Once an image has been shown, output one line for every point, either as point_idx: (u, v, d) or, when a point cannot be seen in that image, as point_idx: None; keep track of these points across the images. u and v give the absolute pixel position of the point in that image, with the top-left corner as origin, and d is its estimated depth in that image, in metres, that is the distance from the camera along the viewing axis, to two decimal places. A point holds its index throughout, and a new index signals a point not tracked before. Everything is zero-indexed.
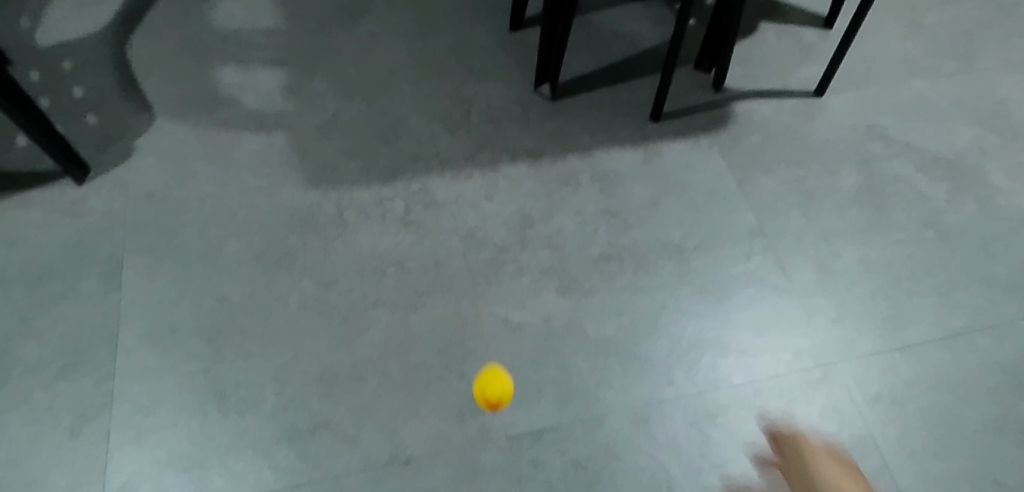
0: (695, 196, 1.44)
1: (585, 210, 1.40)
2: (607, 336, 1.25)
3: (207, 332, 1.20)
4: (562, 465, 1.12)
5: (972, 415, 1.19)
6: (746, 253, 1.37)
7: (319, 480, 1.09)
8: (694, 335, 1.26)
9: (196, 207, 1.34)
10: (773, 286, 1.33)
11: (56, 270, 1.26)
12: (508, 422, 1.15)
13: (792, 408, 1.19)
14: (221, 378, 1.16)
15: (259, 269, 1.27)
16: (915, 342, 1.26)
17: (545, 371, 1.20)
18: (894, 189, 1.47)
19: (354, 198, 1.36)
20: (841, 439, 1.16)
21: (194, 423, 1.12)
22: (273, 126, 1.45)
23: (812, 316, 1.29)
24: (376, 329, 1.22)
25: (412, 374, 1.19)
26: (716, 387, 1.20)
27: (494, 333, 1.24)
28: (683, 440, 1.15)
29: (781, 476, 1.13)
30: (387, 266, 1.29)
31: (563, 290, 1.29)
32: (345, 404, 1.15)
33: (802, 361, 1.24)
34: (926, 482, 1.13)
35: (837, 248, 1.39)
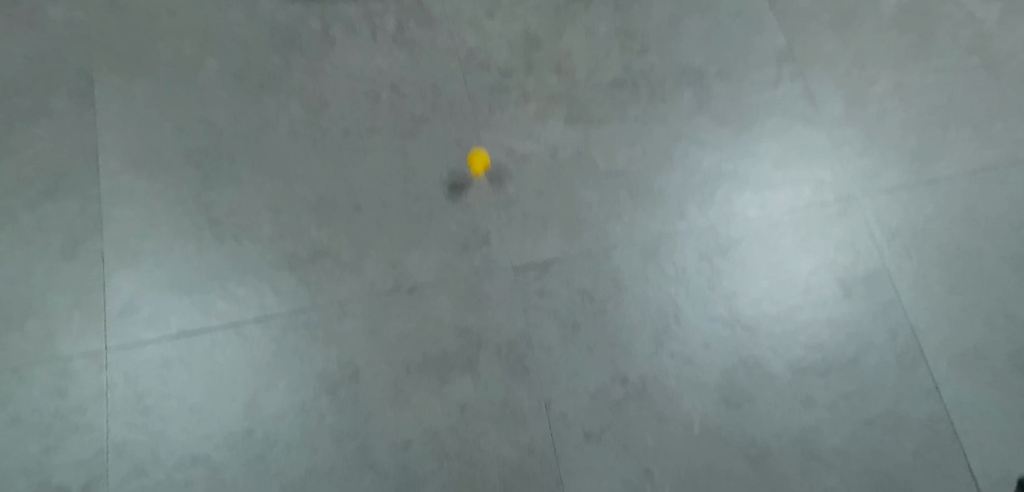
0: (719, 15, 1.31)
1: (597, 30, 1.28)
2: (617, 167, 1.19)
3: (193, 156, 1.16)
4: (568, 295, 1.10)
5: (993, 252, 1.14)
6: (772, 80, 1.27)
7: (322, 306, 1.08)
8: (712, 166, 1.20)
9: (169, 21, 1.24)
10: (801, 118, 1.24)
11: (24, 87, 1.18)
12: (512, 253, 1.12)
13: (807, 242, 1.15)
14: (214, 204, 1.13)
15: (243, 91, 1.20)
16: (943, 177, 1.20)
17: (551, 202, 1.16)
18: (941, 11, 1.33)
19: (340, 13, 1.27)
20: (855, 273, 1.13)
21: (191, 248, 1.10)
22: None
23: (837, 150, 1.22)
24: (372, 156, 1.17)
25: (412, 204, 1.14)
26: (730, 221, 1.16)
27: (497, 163, 1.18)
28: (692, 272, 1.12)
29: (790, 308, 1.10)
30: (380, 90, 1.21)
31: (571, 118, 1.21)
32: (344, 232, 1.12)
33: (822, 195, 1.18)
34: (940, 316, 1.09)
35: (871, 74, 1.28)
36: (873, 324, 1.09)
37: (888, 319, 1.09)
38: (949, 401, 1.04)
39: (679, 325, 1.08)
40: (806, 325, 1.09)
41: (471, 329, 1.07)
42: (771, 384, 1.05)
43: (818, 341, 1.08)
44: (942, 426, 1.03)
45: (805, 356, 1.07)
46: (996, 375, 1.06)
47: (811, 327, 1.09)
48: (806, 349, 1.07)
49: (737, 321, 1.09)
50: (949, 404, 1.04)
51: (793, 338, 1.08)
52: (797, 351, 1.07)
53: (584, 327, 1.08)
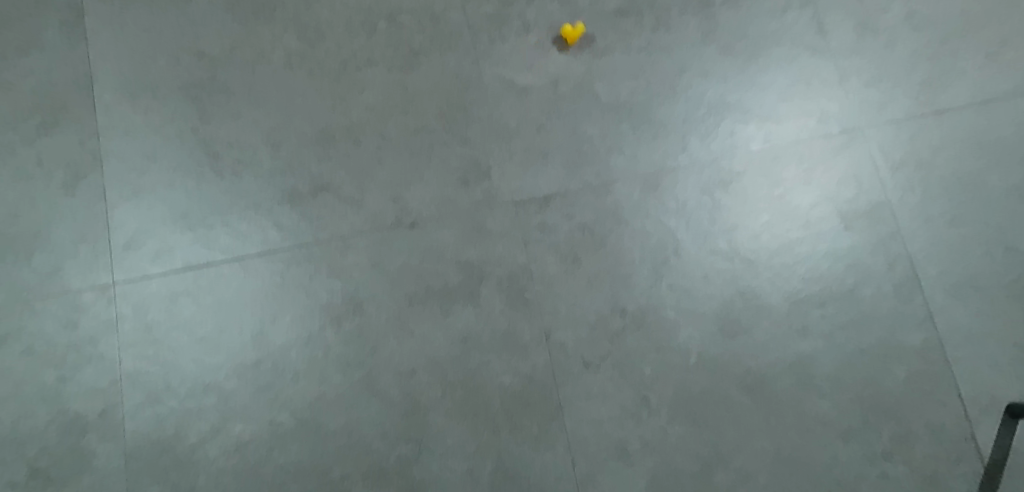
0: None
1: None
2: (619, 100, 1.17)
3: (191, 90, 1.15)
4: (569, 229, 1.10)
5: (998, 183, 1.13)
6: (781, 8, 1.23)
7: (324, 241, 1.09)
8: (716, 98, 1.18)
9: None
10: (809, 47, 1.21)
11: (14, 20, 1.17)
12: (512, 187, 1.12)
13: (810, 174, 1.14)
14: (213, 139, 1.13)
15: (238, 23, 1.18)
16: (952, 108, 1.18)
17: (552, 135, 1.15)
18: None
19: None
20: (856, 206, 1.12)
21: (191, 183, 1.11)
22: None
23: (845, 81, 1.20)
24: (371, 90, 1.16)
25: (411, 138, 1.14)
26: (732, 154, 1.15)
27: (497, 96, 1.16)
28: (693, 206, 1.12)
29: (789, 241, 1.10)
30: (377, 21, 1.19)
31: (573, 50, 1.19)
32: (343, 167, 1.12)
33: (827, 128, 1.17)
34: (939, 248, 1.10)
35: (883, 1, 1.24)
36: (871, 256, 1.09)
37: (887, 251, 1.10)
38: (943, 330, 1.06)
39: (678, 258, 1.09)
40: (804, 257, 1.09)
41: (472, 263, 1.08)
42: (769, 315, 1.07)
43: (816, 273, 1.09)
44: (935, 354, 1.05)
45: (802, 288, 1.08)
46: (993, 304, 1.07)
47: (809, 259, 1.09)
48: (804, 282, 1.08)
49: (735, 254, 1.10)
50: (943, 333, 1.06)
51: (791, 271, 1.09)
52: (794, 283, 1.08)
53: (584, 260, 1.09)
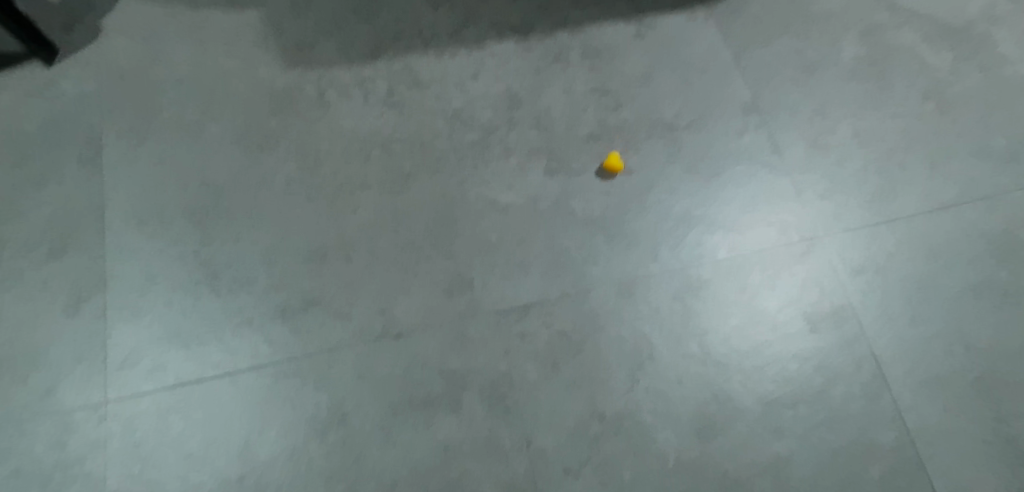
0: (688, 71, 1.39)
1: (574, 88, 1.37)
2: (593, 214, 1.25)
3: (193, 215, 1.23)
4: (548, 336, 1.15)
5: (952, 284, 1.20)
6: (738, 129, 1.34)
7: (313, 354, 1.13)
8: (682, 211, 1.26)
9: (173, 90, 1.33)
10: (765, 163, 1.31)
11: (35, 155, 1.27)
12: (494, 298, 1.18)
13: (775, 280, 1.21)
14: (212, 259, 1.20)
15: (241, 153, 1.28)
16: (903, 216, 1.26)
17: (531, 248, 1.22)
18: (898, 59, 1.41)
19: (334, 79, 1.35)
20: (821, 309, 1.18)
21: (188, 302, 1.17)
22: (247, 5, 1.41)
23: (801, 192, 1.28)
24: (362, 211, 1.24)
25: (398, 253, 1.21)
26: (700, 261, 1.22)
27: (480, 213, 1.25)
28: (665, 311, 1.18)
29: (758, 343, 1.16)
30: (371, 149, 1.29)
31: (550, 170, 1.29)
32: (333, 282, 1.18)
33: (788, 236, 1.24)
34: (902, 348, 1.15)
35: (831, 122, 1.35)
36: (838, 357, 1.15)
37: (852, 351, 1.15)
38: (913, 428, 1.10)
39: (653, 362, 1.14)
40: (774, 359, 1.14)
41: (455, 371, 1.13)
42: (742, 417, 1.11)
43: (787, 375, 1.13)
44: (907, 452, 1.09)
45: (774, 390, 1.12)
46: (958, 400, 1.12)
47: (779, 361, 1.14)
48: (774, 383, 1.13)
49: (708, 357, 1.14)
50: (913, 431, 1.10)
51: (762, 373, 1.13)
52: (766, 385, 1.13)
53: (563, 366, 1.13)
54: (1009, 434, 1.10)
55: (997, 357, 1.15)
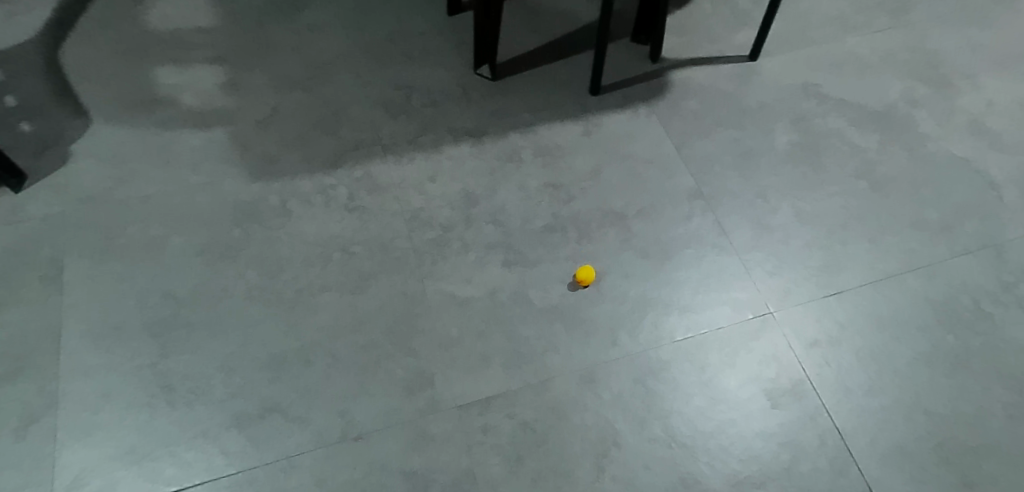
0: (635, 163, 1.46)
1: (528, 185, 1.42)
2: (551, 304, 1.28)
3: (152, 328, 1.23)
4: (511, 428, 1.15)
5: (904, 353, 1.23)
6: (685, 215, 1.40)
7: (271, 462, 1.11)
8: (638, 295, 1.29)
9: (136, 207, 1.36)
10: (714, 246, 1.36)
11: None
12: (456, 393, 1.18)
13: (733, 358, 1.23)
14: (169, 371, 1.19)
15: (203, 264, 1.30)
16: (849, 288, 1.30)
17: (492, 340, 1.23)
18: (828, 144, 1.49)
19: (296, 188, 1.39)
20: (780, 384, 1.20)
21: (143, 416, 1.15)
22: (212, 123, 1.47)
23: (750, 271, 1.32)
24: (323, 313, 1.25)
25: (359, 354, 1.21)
26: (659, 344, 1.24)
27: (440, 308, 1.26)
28: (627, 395, 1.18)
29: (721, 423, 1.16)
30: (332, 252, 1.32)
31: (508, 263, 1.32)
32: (293, 387, 1.18)
33: (742, 314, 1.27)
34: (863, 418, 1.17)
35: (772, 204, 1.41)
36: (802, 431, 1.15)
37: (815, 425, 1.16)
38: None
39: (618, 448, 1.14)
40: (739, 438, 1.15)
41: (417, 471, 1.11)
42: None
43: (752, 453, 1.13)
44: None
45: (741, 470, 1.12)
46: (924, 468, 1.12)
47: (744, 440, 1.15)
48: (741, 463, 1.13)
49: (673, 440, 1.14)
50: None
51: (728, 453, 1.13)
52: (732, 465, 1.12)
53: (527, 459, 1.12)
54: None
55: (956, 421, 1.16)
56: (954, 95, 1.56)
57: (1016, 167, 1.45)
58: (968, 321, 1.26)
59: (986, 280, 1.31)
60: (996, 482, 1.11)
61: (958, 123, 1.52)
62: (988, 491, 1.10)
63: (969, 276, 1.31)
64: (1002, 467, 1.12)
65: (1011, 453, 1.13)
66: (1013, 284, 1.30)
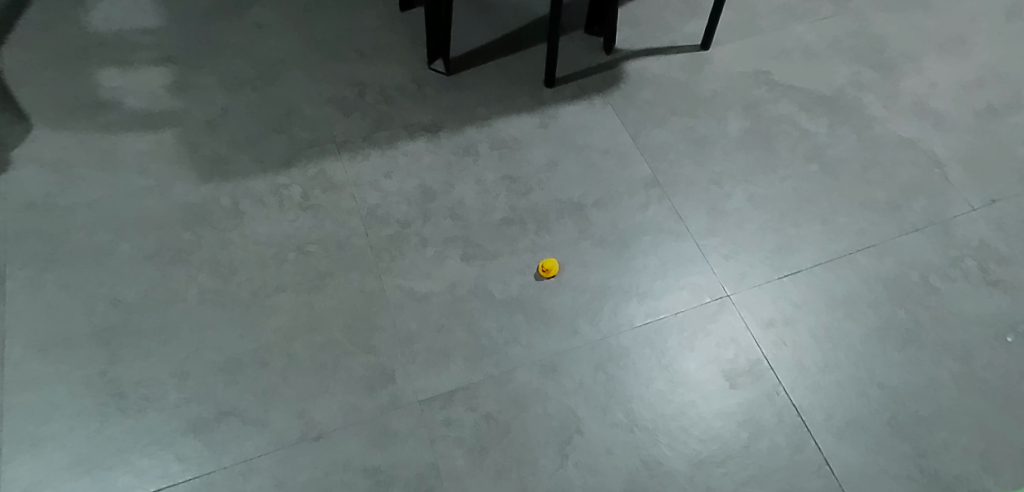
0: (592, 153, 1.46)
1: (485, 178, 1.41)
2: (511, 295, 1.27)
3: (101, 335, 1.20)
4: (473, 421, 1.15)
5: (856, 329, 1.26)
6: (642, 204, 1.40)
7: (228, 466, 1.09)
8: (597, 284, 1.29)
9: (81, 213, 1.32)
10: (671, 232, 1.36)
11: None
12: (417, 388, 1.17)
13: (692, 341, 1.24)
14: (120, 379, 1.16)
15: (153, 269, 1.27)
16: (803, 269, 1.33)
17: (452, 334, 1.23)
18: (779, 129, 1.51)
19: (249, 189, 1.37)
20: (738, 365, 1.22)
21: (94, 426, 1.12)
22: (159, 126, 1.44)
23: (706, 256, 1.34)
24: (279, 314, 1.23)
25: (317, 353, 1.20)
26: (619, 330, 1.24)
27: (399, 304, 1.25)
28: (589, 383, 1.19)
29: (682, 405, 1.18)
30: (287, 252, 1.30)
31: (466, 256, 1.31)
32: (250, 389, 1.16)
33: (699, 298, 1.29)
34: (819, 394, 1.19)
35: (726, 190, 1.42)
36: (760, 410, 1.18)
37: (773, 403, 1.18)
38: (840, 473, 1.13)
39: (581, 436, 1.14)
40: (699, 419, 1.17)
41: (380, 468, 1.10)
42: (673, 481, 1.11)
43: (713, 433, 1.15)
44: None
45: (702, 450, 1.14)
46: (878, 440, 1.15)
47: (704, 421, 1.17)
48: (702, 443, 1.15)
49: (635, 424, 1.16)
50: (840, 476, 1.12)
51: (689, 434, 1.15)
52: (693, 446, 1.14)
53: (490, 450, 1.12)
54: (931, 468, 1.13)
55: (908, 393, 1.20)
56: (899, 78, 1.59)
57: (959, 146, 1.49)
58: (918, 296, 1.29)
59: (934, 256, 1.34)
60: (948, 450, 1.14)
61: (903, 105, 1.55)
62: (940, 459, 1.14)
63: (917, 253, 1.34)
64: (953, 436, 1.16)
65: (962, 422, 1.17)
66: (960, 259, 1.34)
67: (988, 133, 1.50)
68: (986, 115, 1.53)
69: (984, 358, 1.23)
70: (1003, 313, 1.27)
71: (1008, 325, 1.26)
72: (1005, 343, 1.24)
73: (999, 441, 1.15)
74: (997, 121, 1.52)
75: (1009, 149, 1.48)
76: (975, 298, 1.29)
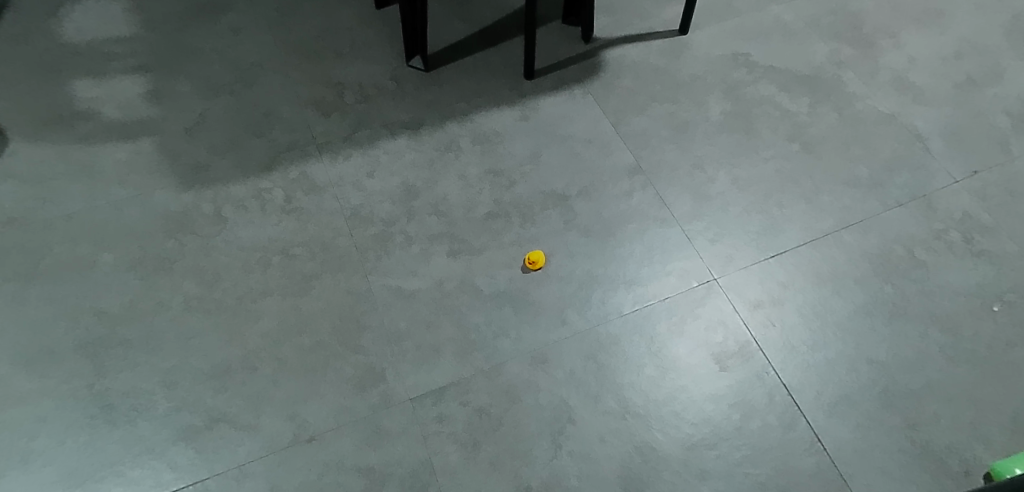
0: (574, 144, 1.45)
1: (468, 173, 1.41)
2: (499, 289, 1.27)
3: (87, 348, 1.19)
4: (466, 416, 1.15)
5: (844, 306, 1.27)
6: (626, 191, 1.39)
7: (222, 472, 1.09)
8: (584, 274, 1.29)
9: (62, 226, 1.32)
10: (656, 218, 1.36)
11: None
12: (408, 385, 1.17)
13: (681, 325, 1.24)
14: (108, 391, 1.15)
15: (137, 278, 1.26)
16: (789, 249, 1.33)
17: (441, 330, 1.22)
18: (761, 111, 1.51)
19: (230, 195, 1.36)
20: (727, 348, 1.22)
21: (84, 438, 1.11)
22: (137, 134, 1.43)
23: (692, 240, 1.34)
24: (266, 318, 1.23)
25: (306, 356, 1.19)
26: (608, 318, 1.24)
27: (387, 303, 1.25)
28: (580, 373, 1.19)
29: (673, 390, 1.18)
30: (272, 256, 1.29)
31: (452, 252, 1.31)
32: (240, 395, 1.15)
33: (687, 282, 1.29)
34: (809, 373, 1.20)
35: (710, 174, 1.42)
36: (750, 391, 1.18)
37: (763, 383, 1.19)
38: (832, 450, 1.13)
39: (574, 425, 1.15)
40: (690, 402, 1.17)
41: (374, 467, 1.10)
42: (667, 466, 1.12)
43: (704, 416, 1.16)
44: (830, 474, 1.11)
45: (694, 433, 1.15)
46: (868, 415, 1.16)
47: (695, 405, 1.17)
48: (694, 427, 1.15)
49: (627, 411, 1.16)
50: (832, 452, 1.13)
51: (680, 418, 1.16)
52: (685, 430, 1.15)
53: (484, 444, 1.13)
54: (921, 439, 1.14)
55: (898, 368, 1.20)
56: (878, 53, 1.60)
57: (939, 119, 1.49)
58: (904, 270, 1.30)
59: (919, 230, 1.34)
60: (937, 422, 1.15)
61: (883, 81, 1.55)
62: (931, 430, 1.14)
63: (903, 227, 1.35)
64: (943, 407, 1.16)
65: (951, 393, 1.18)
66: (944, 231, 1.34)
67: (968, 104, 1.51)
68: (966, 87, 1.53)
69: (972, 328, 1.23)
70: (989, 283, 1.28)
71: (994, 294, 1.27)
72: (992, 312, 1.25)
73: (989, 410, 1.16)
74: (977, 92, 1.52)
75: (989, 119, 1.49)
76: (960, 269, 1.30)
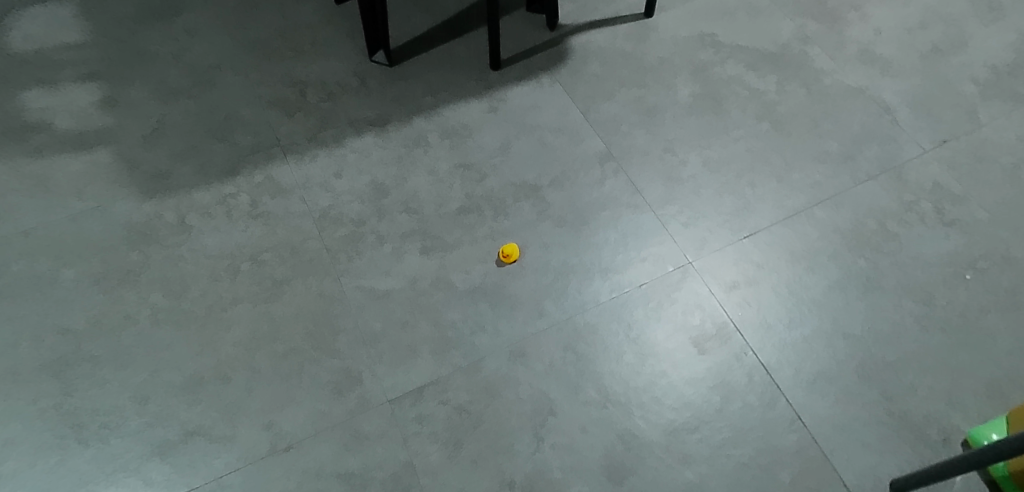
0: (544, 134, 1.44)
1: (438, 168, 1.39)
2: (474, 284, 1.26)
3: (53, 367, 1.16)
4: (445, 414, 1.13)
5: (818, 282, 1.27)
6: (598, 179, 1.38)
7: (199, 486, 1.07)
8: (560, 264, 1.28)
9: (21, 242, 1.28)
10: (629, 205, 1.35)
11: None
12: (386, 387, 1.15)
13: (658, 311, 1.24)
14: (77, 409, 1.13)
15: (102, 293, 1.23)
16: (762, 228, 1.32)
17: (417, 330, 1.21)
18: (729, 91, 1.50)
19: (194, 202, 1.33)
20: (704, 330, 1.22)
21: (55, 460, 1.09)
22: (93, 144, 1.39)
23: (666, 225, 1.33)
24: (237, 327, 1.20)
25: (280, 363, 1.17)
26: (585, 308, 1.23)
27: (361, 305, 1.23)
28: (560, 364, 1.18)
29: (653, 375, 1.18)
30: (240, 263, 1.27)
31: (425, 250, 1.29)
32: (214, 406, 1.13)
33: (662, 267, 1.28)
34: (786, 351, 1.20)
35: (681, 157, 1.41)
36: (729, 373, 1.18)
37: (742, 364, 1.19)
38: (812, 426, 1.13)
39: (555, 417, 1.14)
40: (670, 387, 1.17)
41: (354, 472, 1.09)
42: (650, 452, 1.11)
43: (685, 400, 1.16)
44: (812, 450, 1.12)
45: (675, 418, 1.14)
46: (847, 390, 1.16)
47: (675, 389, 1.17)
48: (675, 411, 1.15)
49: (608, 400, 1.15)
50: (813, 429, 1.13)
51: (661, 404, 1.15)
52: (666, 415, 1.15)
53: (465, 442, 1.11)
54: (900, 411, 1.14)
55: (874, 341, 1.20)
56: (843, 27, 1.59)
57: (906, 90, 1.49)
58: (877, 244, 1.30)
59: (889, 202, 1.35)
60: (915, 392, 1.16)
61: (850, 54, 1.55)
62: (909, 401, 1.15)
63: (875, 200, 1.35)
64: (920, 378, 1.17)
65: (928, 363, 1.18)
66: (915, 202, 1.34)
67: (934, 74, 1.51)
68: (931, 57, 1.54)
69: (945, 298, 1.24)
70: (961, 251, 1.29)
71: (966, 263, 1.27)
72: (965, 280, 1.26)
73: (965, 377, 1.17)
74: (943, 62, 1.53)
75: (956, 88, 1.49)
76: (932, 239, 1.30)
